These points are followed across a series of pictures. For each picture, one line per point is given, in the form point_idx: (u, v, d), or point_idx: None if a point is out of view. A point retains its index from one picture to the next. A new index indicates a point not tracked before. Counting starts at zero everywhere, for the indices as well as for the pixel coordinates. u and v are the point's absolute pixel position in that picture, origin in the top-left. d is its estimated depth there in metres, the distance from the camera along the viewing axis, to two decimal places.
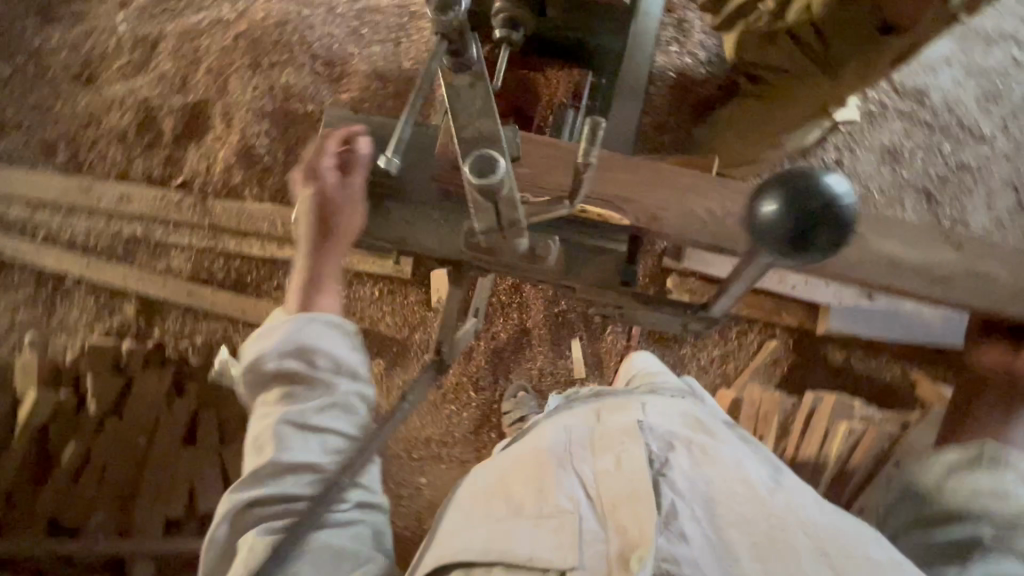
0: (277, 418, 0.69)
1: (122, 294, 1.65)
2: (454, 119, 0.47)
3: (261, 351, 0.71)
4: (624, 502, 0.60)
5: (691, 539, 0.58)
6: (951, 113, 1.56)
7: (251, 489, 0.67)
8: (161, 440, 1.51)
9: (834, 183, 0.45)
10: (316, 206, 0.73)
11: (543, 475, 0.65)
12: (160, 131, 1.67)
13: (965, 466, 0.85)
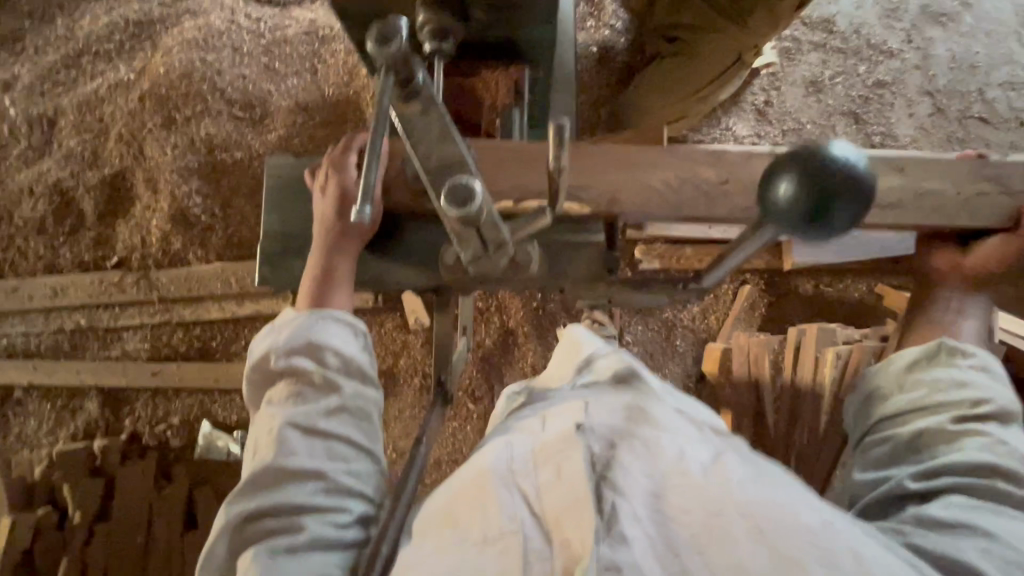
0: (281, 419, 0.59)
1: (81, 391, 1.55)
2: (415, 149, 0.46)
3: (268, 347, 0.62)
4: (568, 513, 0.43)
5: (643, 540, 0.40)
6: (859, 35, 1.63)
7: (254, 505, 0.56)
8: (160, 531, 1.44)
9: (841, 152, 0.39)
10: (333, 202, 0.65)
11: (480, 501, 0.48)
12: (81, 213, 1.56)
13: (927, 365, 0.62)
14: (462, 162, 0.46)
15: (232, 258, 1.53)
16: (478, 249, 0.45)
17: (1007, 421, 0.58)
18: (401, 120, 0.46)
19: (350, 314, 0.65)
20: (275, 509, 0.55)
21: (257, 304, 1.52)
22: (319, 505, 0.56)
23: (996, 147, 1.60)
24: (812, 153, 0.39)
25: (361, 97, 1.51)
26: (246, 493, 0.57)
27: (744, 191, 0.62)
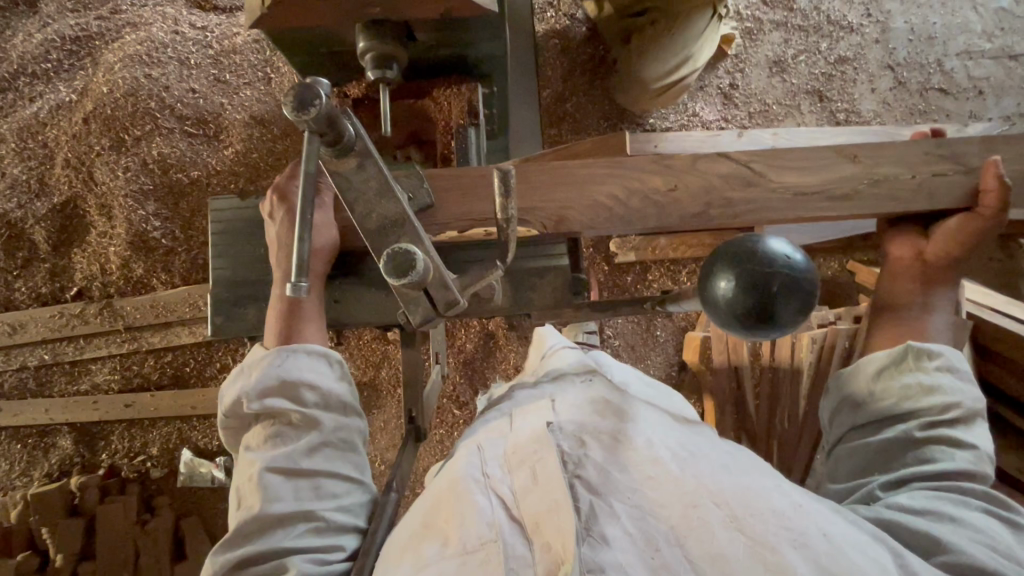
0: (258, 465, 0.46)
1: (52, 429, 1.49)
2: (353, 210, 0.45)
3: (237, 386, 0.49)
4: (549, 513, 0.36)
5: (623, 539, 0.35)
6: (819, 12, 1.62)
7: (238, 558, 0.44)
8: (148, 562, 1.42)
9: (774, 253, 0.41)
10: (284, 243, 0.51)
11: (446, 512, 0.39)
12: (33, 244, 1.49)
13: (894, 371, 0.60)
14: (405, 220, 0.44)
15: (198, 280, 1.48)
16: (427, 310, 0.42)
17: (966, 420, 0.57)
18: (335, 177, 0.45)
19: (324, 344, 0.51)
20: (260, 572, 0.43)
21: None
22: (312, 558, 0.44)
23: (955, 118, 1.62)
24: (753, 253, 0.41)
25: None
26: (224, 557, 0.45)
27: (693, 198, 0.59)
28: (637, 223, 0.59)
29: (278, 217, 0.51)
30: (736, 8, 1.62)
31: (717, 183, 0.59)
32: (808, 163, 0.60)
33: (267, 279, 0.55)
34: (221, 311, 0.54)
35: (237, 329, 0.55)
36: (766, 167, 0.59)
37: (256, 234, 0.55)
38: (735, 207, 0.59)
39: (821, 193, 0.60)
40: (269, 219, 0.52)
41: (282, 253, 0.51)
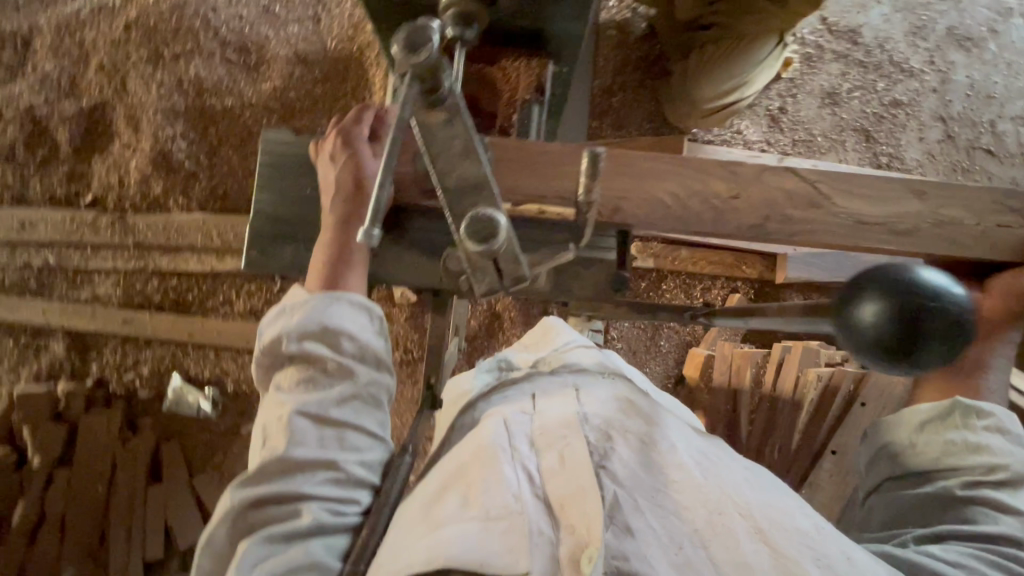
0: (289, 407, 0.45)
1: (46, 332, 1.48)
2: (433, 164, 0.38)
3: (278, 325, 0.48)
4: (577, 496, 0.35)
5: (648, 531, 0.34)
6: (882, 51, 1.59)
7: (256, 493, 0.44)
8: (123, 478, 1.43)
9: (931, 280, 0.37)
10: (343, 186, 0.50)
11: (469, 474, 0.38)
12: (55, 143, 1.46)
13: (939, 426, 0.59)
14: (487, 183, 0.38)
15: (215, 209, 1.46)
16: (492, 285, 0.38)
17: (1016, 485, 0.55)
18: (419, 126, 0.38)
19: (367, 296, 0.50)
20: (278, 512, 0.43)
21: (237, 260, 1.46)
22: (329, 506, 0.44)
23: (996, 182, 1.60)
24: (908, 278, 0.37)
25: (366, 55, 1.42)
26: (242, 493, 0.44)
27: (752, 208, 0.57)
28: (691, 228, 0.57)
29: (341, 160, 0.50)
30: (799, 31, 1.59)
31: (778, 200, 0.57)
32: (873, 196, 0.58)
33: (312, 219, 0.54)
34: (257, 246, 0.53)
35: (270, 266, 0.53)
36: (831, 190, 0.58)
37: (305, 173, 0.54)
38: (791, 229, 0.57)
39: (881, 226, 0.58)
40: (329, 161, 0.51)
41: (341, 195, 0.50)
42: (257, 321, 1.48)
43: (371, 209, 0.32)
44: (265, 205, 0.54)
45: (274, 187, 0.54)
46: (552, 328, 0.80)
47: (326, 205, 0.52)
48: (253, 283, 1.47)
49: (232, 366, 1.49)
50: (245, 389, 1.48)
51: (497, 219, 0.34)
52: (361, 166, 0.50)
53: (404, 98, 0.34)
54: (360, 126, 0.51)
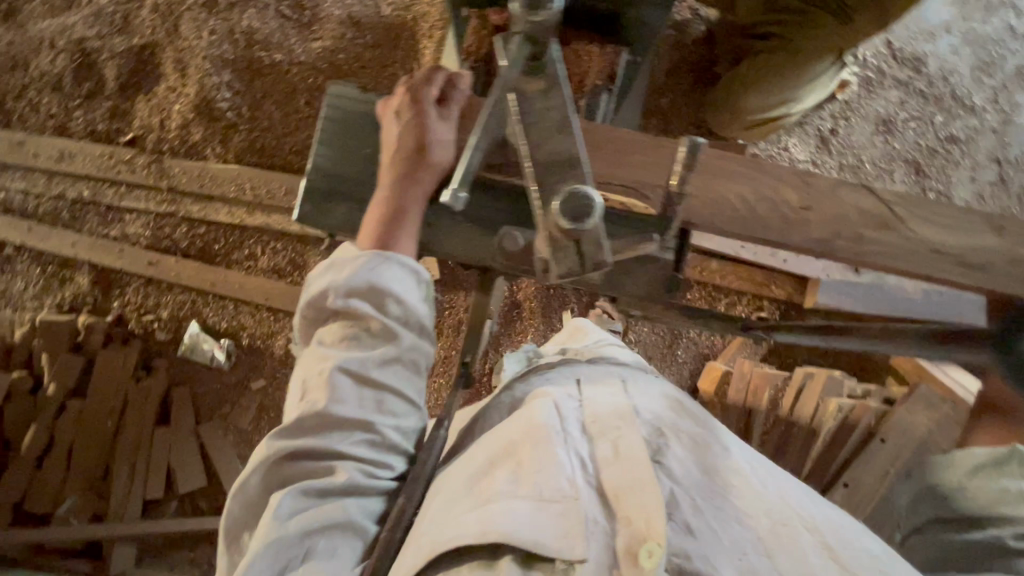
0: (331, 362, 0.47)
1: (72, 264, 1.50)
2: (526, 134, 0.44)
3: (324, 280, 0.49)
4: (629, 490, 0.41)
5: (699, 527, 0.40)
6: (945, 83, 1.54)
7: (296, 444, 0.47)
8: (133, 416, 1.46)
9: None
10: (406, 147, 0.49)
11: (527, 453, 0.44)
12: (101, 78, 1.47)
13: (993, 472, 0.63)
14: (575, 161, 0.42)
15: (251, 163, 1.46)
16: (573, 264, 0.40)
17: None
18: (518, 98, 0.45)
19: (415, 260, 0.50)
20: (316, 466, 0.47)
21: (267, 216, 1.46)
22: (362, 465, 0.48)
23: None
24: None
25: (419, 26, 1.40)
26: (281, 443, 0.47)
27: (823, 222, 0.55)
28: (757, 234, 0.55)
29: (407, 119, 0.49)
30: (860, 52, 1.53)
31: (851, 218, 0.55)
32: (952, 222, 0.56)
33: (369, 178, 0.53)
34: (310, 202, 0.52)
35: (321, 224, 0.53)
36: (908, 213, 0.56)
37: (366, 134, 0.53)
38: (858, 250, 0.55)
39: (959, 259, 0.55)
40: (394, 120, 0.50)
41: (403, 155, 0.49)
42: (279, 279, 1.48)
43: (464, 166, 0.43)
44: (323, 159, 0.53)
45: (335, 142, 0.53)
46: (583, 326, 0.78)
47: (383, 163, 0.51)
48: (280, 241, 1.47)
49: (249, 320, 1.50)
50: (260, 345, 1.50)
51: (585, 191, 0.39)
52: (426, 128, 0.48)
53: (509, 66, 0.44)
54: (430, 87, 0.50)
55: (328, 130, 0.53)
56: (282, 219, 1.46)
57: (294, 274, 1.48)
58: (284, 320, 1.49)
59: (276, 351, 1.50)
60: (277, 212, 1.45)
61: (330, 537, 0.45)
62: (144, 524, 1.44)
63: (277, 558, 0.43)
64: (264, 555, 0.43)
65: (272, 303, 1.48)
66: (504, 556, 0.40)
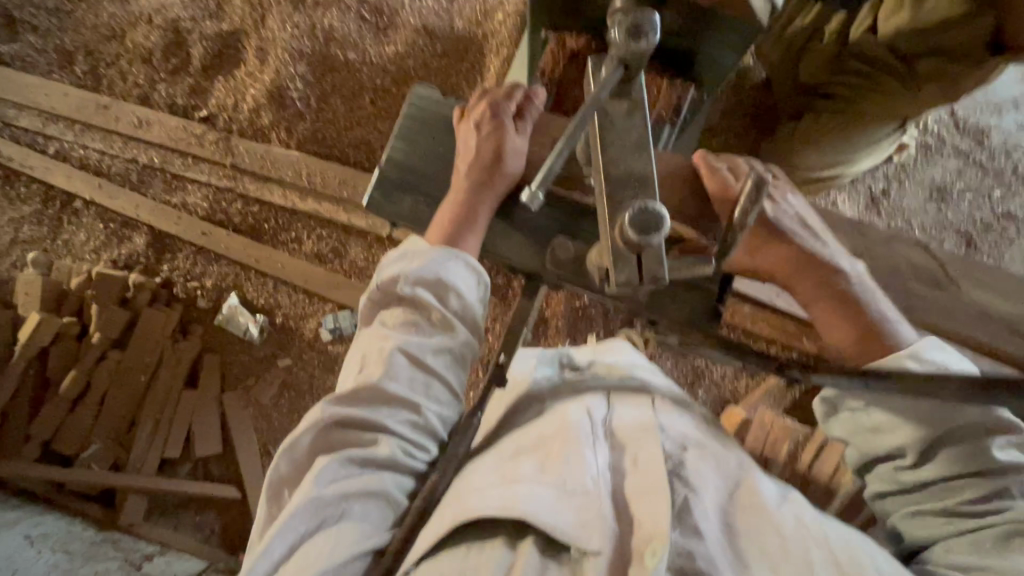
0: (392, 342, 0.50)
1: (132, 224, 1.58)
2: (603, 150, 0.38)
3: (394, 266, 0.52)
4: (642, 498, 0.46)
5: (711, 534, 0.44)
6: (1007, 157, 1.51)
7: (347, 413, 0.50)
8: (164, 376, 1.52)
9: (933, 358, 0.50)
10: (483, 155, 0.53)
11: (554, 447, 0.49)
12: (188, 57, 1.57)
13: None
14: (650, 181, 0.38)
15: (311, 152, 1.53)
16: (631, 277, 0.34)
17: None
18: (602, 115, 0.39)
19: (478, 258, 0.53)
20: (362, 438, 0.50)
21: (318, 203, 1.52)
22: (403, 444, 0.50)
23: None
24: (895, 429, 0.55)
25: (487, 42, 1.46)
26: (334, 412, 0.50)
27: (878, 271, 0.59)
28: None
29: (486, 129, 0.53)
30: (925, 117, 1.51)
31: (900, 271, 0.59)
32: (1004, 291, 0.60)
33: (438, 179, 0.58)
34: (382, 189, 0.57)
35: (388, 212, 0.58)
36: (962, 276, 0.60)
37: (441, 137, 0.59)
38: (907, 306, 0.59)
39: (1003, 325, 0.59)
40: (472, 128, 0.54)
41: (480, 161, 0.53)
42: (319, 265, 1.54)
43: (543, 171, 0.37)
44: (403, 155, 0.58)
45: (417, 138, 0.59)
46: (618, 348, 0.78)
47: (461, 165, 0.55)
48: (326, 228, 1.53)
49: (285, 300, 1.55)
50: (293, 325, 1.55)
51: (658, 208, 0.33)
52: (504, 139, 0.53)
53: (607, 84, 0.36)
54: (508, 103, 0.54)
55: (409, 127, 0.59)
56: (331, 208, 1.52)
57: (334, 261, 1.54)
58: (319, 304, 1.54)
59: (306, 333, 1.56)
60: (327, 201, 1.52)
61: (365, 505, 0.47)
62: (158, 480, 1.49)
63: (315, 515, 0.46)
64: (302, 511, 0.45)
65: (310, 287, 1.53)
66: (528, 536, 0.44)
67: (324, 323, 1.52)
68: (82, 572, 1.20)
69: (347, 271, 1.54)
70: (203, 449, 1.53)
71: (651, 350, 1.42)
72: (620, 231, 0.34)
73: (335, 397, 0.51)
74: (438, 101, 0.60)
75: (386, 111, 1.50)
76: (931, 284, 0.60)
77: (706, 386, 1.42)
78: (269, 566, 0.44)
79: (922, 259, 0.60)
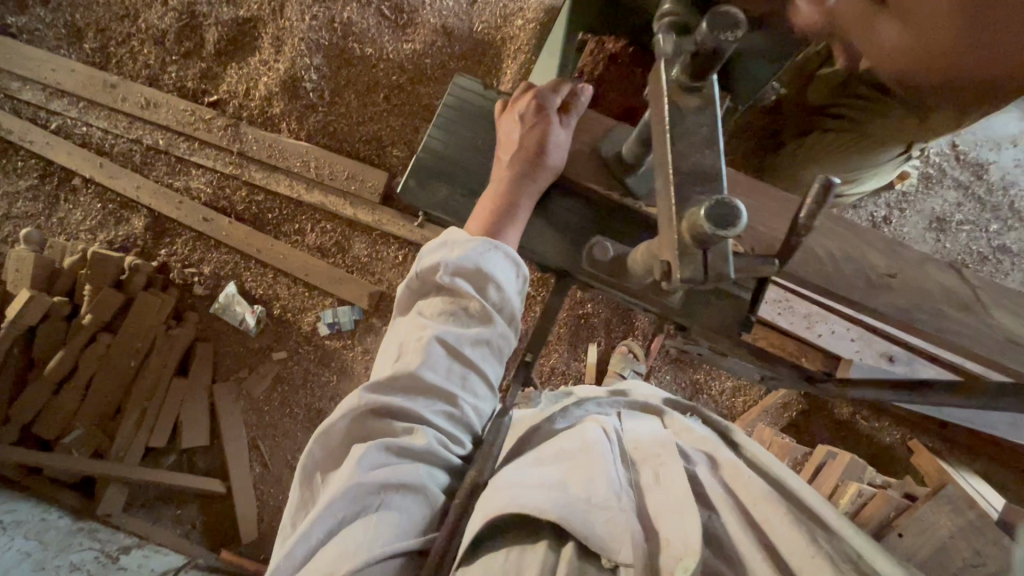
0: (430, 332, 0.52)
1: (131, 206, 1.55)
2: (671, 142, 0.37)
3: (436, 254, 0.53)
4: (668, 514, 0.47)
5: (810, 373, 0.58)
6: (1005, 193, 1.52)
7: (383, 401, 0.51)
8: (154, 362, 1.48)
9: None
10: (528, 145, 0.54)
11: (580, 461, 0.51)
12: (201, 41, 1.55)
13: None
14: (716, 177, 0.37)
15: (321, 144, 1.52)
16: (695, 274, 0.34)
17: None
18: (669, 108, 0.38)
19: (517, 253, 0.54)
20: (398, 427, 0.51)
21: (325, 196, 1.50)
22: (441, 437, 0.52)
23: None
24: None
25: (505, 47, 1.47)
26: (372, 399, 0.51)
27: (904, 289, 0.60)
28: (836, 290, 0.60)
29: (531, 121, 0.55)
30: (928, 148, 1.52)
31: (931, 293, 0.60)
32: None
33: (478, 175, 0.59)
34: (418, 178, 0.58)
35: (421, 199, 0.59)
36: (988, 298, 0.59)
37: (480, 129, 0.61)
38: (932, 325, 0.59)
39: None
40: (518, 119, 0.56)
41: (522, 152, 0.54)
42: (322, 259, 1.52)
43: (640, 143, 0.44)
44: (442, 146, 0.60)
45: (458, 131, 0.60)
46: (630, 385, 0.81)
47: (503, 156, 0.56)
48: (331, 221, 1.51)
49: (284, 292, 1.53)
50: (291, 317, 1.53)
51: (737, 215, 0.31)
52: (548, 132, 0.54)
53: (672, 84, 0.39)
54: (555, 99, 0.56)
55: (450, 119, 0.61)
56: (338, 201, 1.50)
57: (337, 256, 1.52)
58: (319, 298, 1.52)
59: (304, 326, 1.53)
60: (334, 194, 1.50)
61: (403, 497, 0.48)
62: (140, 470, 1.45)
63: (355, 501, 0.47)
64: (343, 496, 0.46)
65: (311, 280, 1.51)
66: (568, 542, 0.45)
67: (323, 317, 1.50)
68: (55, 562, 1.15)
69: (350, 267, 1.52)
70: (190, 440, 1.49)
71: (652, 363, 1.42)
72: (692, 232, 0.32)
73: (373, 387, 0.52)
74: (480, 96, 0.62)
75: (400, 107, 1.49)
76: (957, 305, 0.59)
77: (704, 402, 1.43)
78: (307, 550, 0.46)
79: (948, 279, 0.60)
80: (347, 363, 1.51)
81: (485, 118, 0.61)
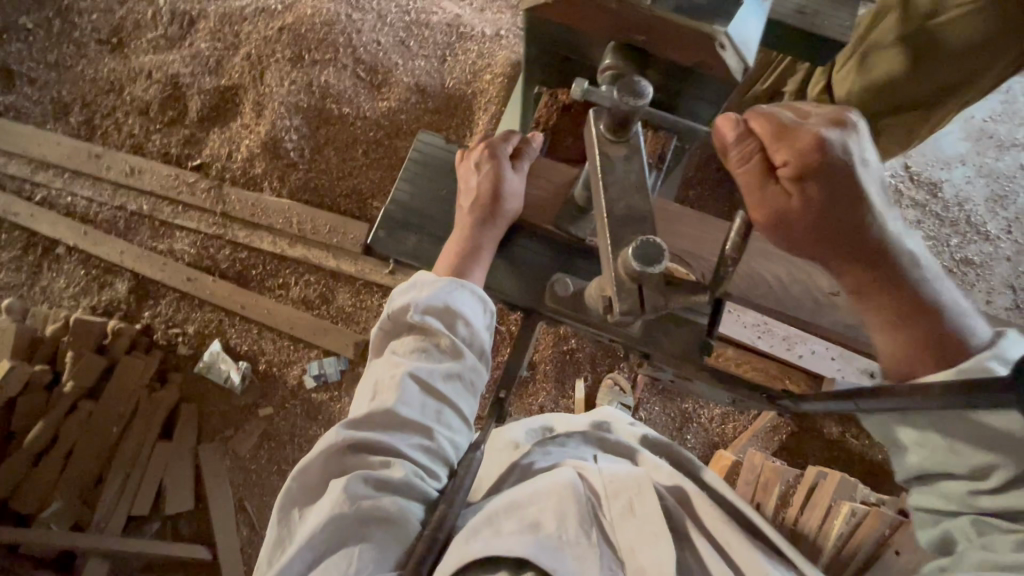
0: (402, 368, 0.54)
1: (114, 271, 1.56)
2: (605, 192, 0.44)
3: (406, 295, 0.57)
4: (638, 549, 0.52)
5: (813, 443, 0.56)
6: (961, 209, 1.49)
7: (364, 441, 0.53)
8: (137, 426, 1.46)
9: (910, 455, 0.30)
10: (487, 190, 0.59)
11: (550, 501, 0.54)
12: (185, 109, 1.62)
13: None
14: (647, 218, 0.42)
15: (302, 200, 1.56)
16: (633, 306, 0.39)
17: None
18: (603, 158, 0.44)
19: (483, 289, 0.58)
20: (374, 461, 0.52)
21: (307, 250, 1.53)
22: (417, 469, 0.53)
23: None
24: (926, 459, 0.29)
25: (475, 100, 1.56)
26: (348, 437, 0.53)
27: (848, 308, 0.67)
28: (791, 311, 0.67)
29: (489, 169, 0.60)
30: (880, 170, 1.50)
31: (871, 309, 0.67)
32: None
33: (445, 224, 0.63)
34: (387, 228, 0.62)
35: (391, 248, 0.62)
36: None
37: (443, 179, 0.65)
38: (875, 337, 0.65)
39: None
40: (474, 168, 0.61)
41: (481, 196, 0.59)
42: (307, 311, 1.53)
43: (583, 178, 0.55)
44: (410, 197, 0.64)
45: (425, 180, 0.65)
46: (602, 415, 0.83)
47: (464, 202, 0.60)
48: (315, 273, 1.54)
49: (270, 346, 1.53)
50: (275, 371, 1.52)
51: (659, 252, 0.38)
52: (503, 179, 0.59)
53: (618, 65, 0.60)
54: (506, 147, 0.61)
55: (415, 169, 0.66)
56: (320, 254, 1.53)
57: (322, 307, 1.54)
58: (304, 350, 1.52)
59: (289, 380, 1.52)
60: (316, 247, 1.53)
61: (383, 532, 0.49)
62: (120, 542, 1.39)
63: (336, 534, 0.48)
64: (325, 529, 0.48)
65: (296, 333, 1.52)
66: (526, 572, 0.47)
67: (309, 369, 1.50)
68: None
69: (334, 317, 1.53)
70: (174, 505, 1.45)
71: (640, 394, 1.43)
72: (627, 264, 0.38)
73: (350, 429, 0.53)
74: (442, 146, 0.67)
75: (378, 161, 1.56)
76: None
77: (694, 431, 1.43)
78: None
79: None
80: (335, 415, 1.50)
81: (449, 167, 0.66)
